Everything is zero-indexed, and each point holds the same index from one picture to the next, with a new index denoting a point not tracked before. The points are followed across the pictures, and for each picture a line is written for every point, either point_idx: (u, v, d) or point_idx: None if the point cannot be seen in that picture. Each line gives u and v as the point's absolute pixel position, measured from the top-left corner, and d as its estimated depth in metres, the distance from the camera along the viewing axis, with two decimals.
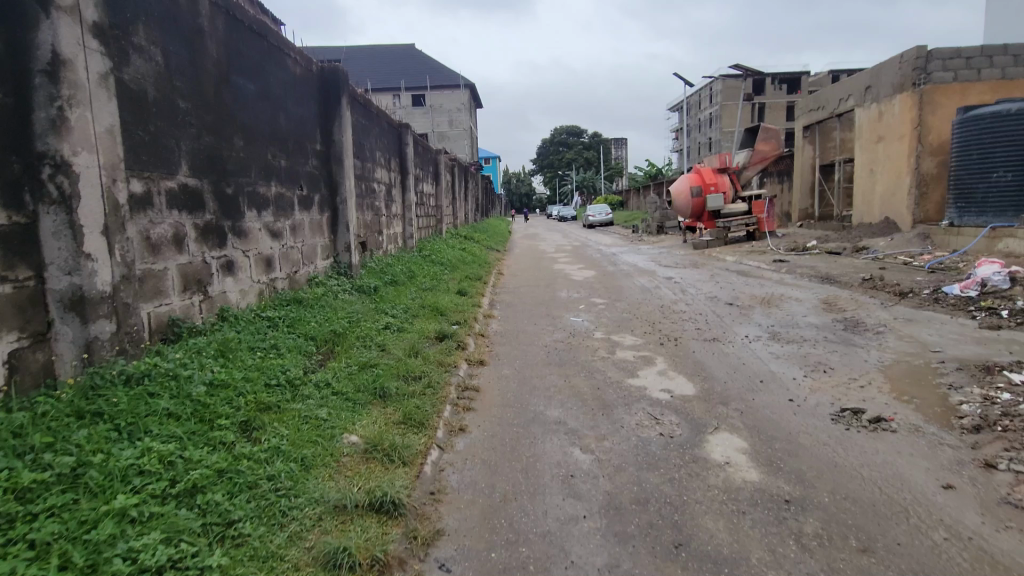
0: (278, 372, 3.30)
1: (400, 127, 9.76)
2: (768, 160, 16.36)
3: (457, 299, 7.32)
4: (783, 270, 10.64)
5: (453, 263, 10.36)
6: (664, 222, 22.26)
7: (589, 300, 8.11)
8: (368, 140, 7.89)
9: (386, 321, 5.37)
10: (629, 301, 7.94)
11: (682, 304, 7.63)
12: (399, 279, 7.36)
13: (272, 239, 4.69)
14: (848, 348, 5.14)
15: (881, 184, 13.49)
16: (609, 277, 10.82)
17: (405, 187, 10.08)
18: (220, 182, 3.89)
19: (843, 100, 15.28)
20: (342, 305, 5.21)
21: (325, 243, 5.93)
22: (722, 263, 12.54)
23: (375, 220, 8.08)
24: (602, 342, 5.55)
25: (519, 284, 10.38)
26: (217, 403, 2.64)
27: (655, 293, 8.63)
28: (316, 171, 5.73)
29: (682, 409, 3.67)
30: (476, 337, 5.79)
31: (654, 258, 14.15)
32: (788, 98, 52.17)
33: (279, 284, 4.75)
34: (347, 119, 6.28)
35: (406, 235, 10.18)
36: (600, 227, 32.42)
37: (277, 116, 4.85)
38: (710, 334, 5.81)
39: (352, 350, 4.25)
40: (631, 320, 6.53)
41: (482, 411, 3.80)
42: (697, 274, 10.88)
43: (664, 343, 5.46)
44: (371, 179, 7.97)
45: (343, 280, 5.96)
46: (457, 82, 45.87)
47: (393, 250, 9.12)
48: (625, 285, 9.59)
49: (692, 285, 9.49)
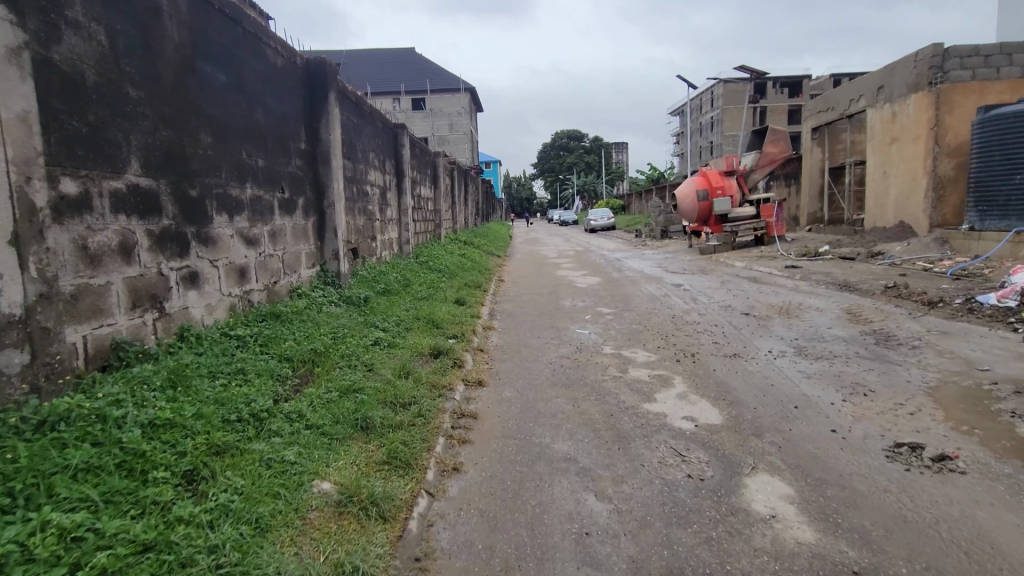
0: (241, 403, 2.83)
1: (396, 127, 9.30)
2: (776, 163, 15.91)
3: (454, 310, 6.85)
4: (797, 277, 10.16)
5: (452, 270, 9.90)
6: (669, 226, 21.78)
7: (595, 309, 7.64)
8: (361, 140, 7.43)
9: (375, 336, 4.90)
10: (638, 310, 7.47)
11: (695, 314, 7.16)
12: (392, 289, 6.88)
13: (247, 246, 4.22)
14: (885, 366, 4.66)
15: (895, 187, 13.01)
16: (615, 284, 10.35)
17: (402, 191, 9.62)
18: (183, 183, 3.43)
19: (853, 101, 14.84)
20: (327, 319, 4.74)
21: (310, 250, 5.46)
22: (731, 269, 12.06)
23: (368, 225, 7.62)
24: (613, 358, 5.07)
25: (520, 291, 9.91)
26: (153, 450, 2.17)
27: (665, 302, 8.16)
28: (300, 172, 5.27)
29: (709, 442, 3.20)
30: (474, 353, 5.31)
31: (660, 263, 13.69)
32: (791, 102, 51.78)
33: (254, 297, 4.27)
34: (335, 117, 5.82)
35: (403, 240, 9.72)
36: (603, 231, 31.96)
37: (254, 111, 4.39)
38: (729, 348, 5.34)
39: (334, 373, 3.78)
40: (642, 333, 6.05)
41: (481, 444, 3.32)
42: (707, 281, 10.40)
43: (681, 360, 4.98)
44: (364, 182, 7.51)
45: (330, 291, 5.48)
46: (457, 86, 45.50)
47: (388, 257, 8.65)
48: (632, 293, 9.11)
49: (703, 293, 9.01)
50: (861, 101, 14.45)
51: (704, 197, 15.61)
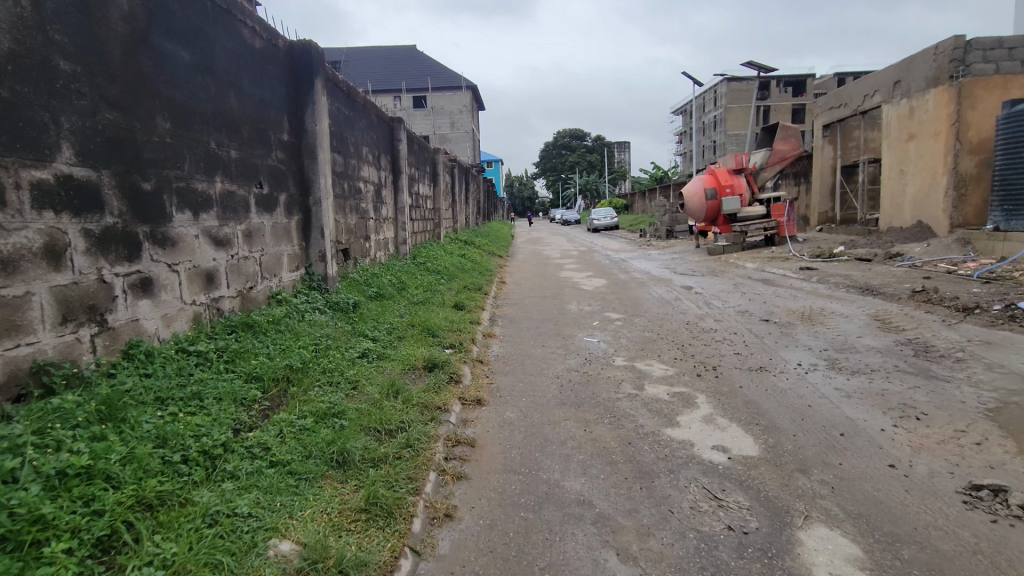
0: (190, 438, 2.36)
1: (392, 122, 8.82)
2: (787, 161, 15.38)
3: (452, 315, 6.37)
4: (813, 279, 9.66)
5: (451, 272, 9.40)
6: (674, 225, 21.27)
7: (603, 315, 7.15)
8: (353, 134, 6.95)
9: (363, 347, 4.43)
10: (649, 316, 6.98)
11: (711, 320, 6.66)
12: (386, 294, 6.40)
13: (217, 248, 3.74)
14: (932, 382, 4.17)
15: (912, 185, 12.51)
16: (623, 286, 9.86)
17: (398, 189, 9.13)
18: (134, 174, 2.95)
19: (867, 96, 14.32)
20: (309, 329, 4.26)
21: (294, 251, 4.97)
22: (742, 270, 11.58)
23: (361, 225, 7.13)
24: (625, 371, 4.59)
25: (523, 294, 9.42)
26: (56, 513, 1.70)
27: (677, 306, 7.68)
28: (281, 165, 4.78)
29: (749, 481, 2.71)
30: (472, 365, 4.83)
31: (667, 264, 13.22)
32: (795, 101, 51.22)
33: (225, 305, 3.79)
34: (323, 106, 5.33)
35: (400, 241, 9.24)
36: (606, 231, 31.49)
37: (225, 95, 3.90)
38: (754, 360, 4.85)
39: (312, 395, 3.31)
40: (656, 342, 5.57)
41: (478, 480, 2.84)
42: (719, 284, 9.91)
43: (701, 374, 4.50)
44: (356, 179, 7.02)
45: (316, 297, 5.01)
46: (457, 84, 45.02)
47: (383, 258, 8.17)
48: (641, 297, 8.62)
49: (716, 297, 8.52)
50: (876, 97, 13.93)
51: (713, 196, 15.09)
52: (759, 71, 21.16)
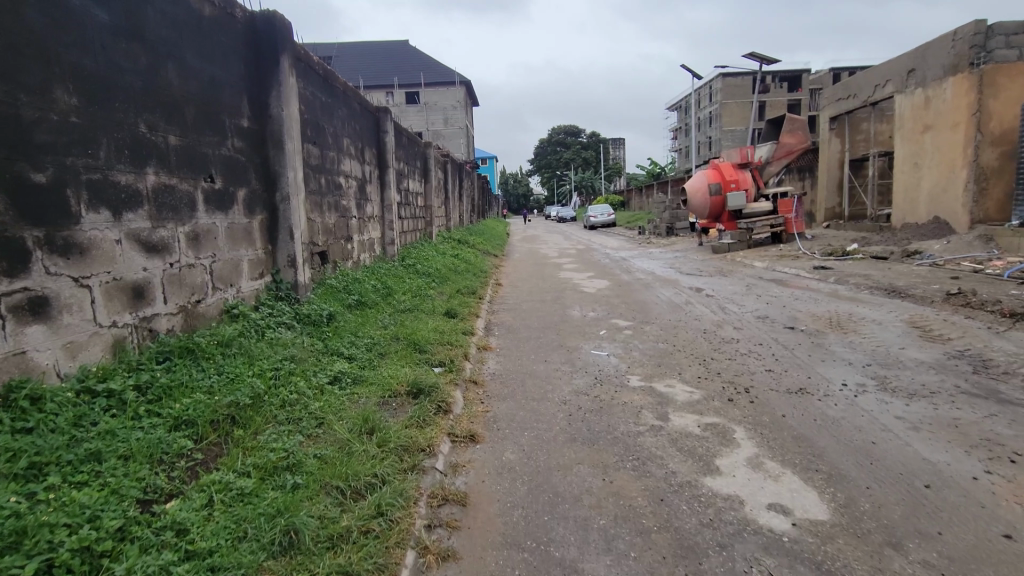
0: (63, 531, 1.70)
1: (378, 111, 8.12)
2: (794, 154, 14.76)
3: (441, 324, 5.71)
4: (831, 280, 9.01)
5: (442, 275, 8.70)
6: (675, 222, 20.62)
7: (609, 322, 6.47)
8: (332, 123, 6.24)
9: (335, 371, 3.75)
10: (661, 324, 6.31)
11: (730, 328, 6.00)
12: (368, 302, 5.72)
13: (150, 254, 3.06)
14: (1008, 408, 3.52)
15: (928, 179, 11.89)
16: (627, 288, 9.19)
17: (385, 185, 8.42)
18: (19, 162, 2.28)
19: (878, 87, 13.68)
20: (269, 351, 3.58)
21: (256, 256, 4.28)
22: (752, 270, 10.94)
23: (341, 224, 6.43)
24: (643, 395, 3.92)
25: (520, 297, 8.74)
26: None
27: (689, 311, 7.02)
28: (239, 155, 4.08)
29: (829, 566, 2.05)
30: (464, 388, 4.16)
31: (671, 264, 12.61)
32: (792, 96, 50.60)
33: (160, 324, 3.11)
34: (291, 89, 4.63)
35: (387, 242, 8.52)
36: (603, 228, 30.82)
37: (162, 68, 3.21)
38: (790, 378, 4.20)
39: (260, 442, 2.64)
40: (673, 357, 4.90)
41: (470, 562, 2.17)
42: (731, 285, 9.25)
43: (733, 397, 3.84)
44: (336, 173, 6.31)
45: (283, 310, 4.31)
46: (451, 79, 44.26)
47: (368, 261, 7.47)
48: (648, 300, 7.95)
49: (729, 300, 7.85)
50: (888, 87, 13.29)
51: (717, 191, 14.49)
52: (762, 62, 20.47)
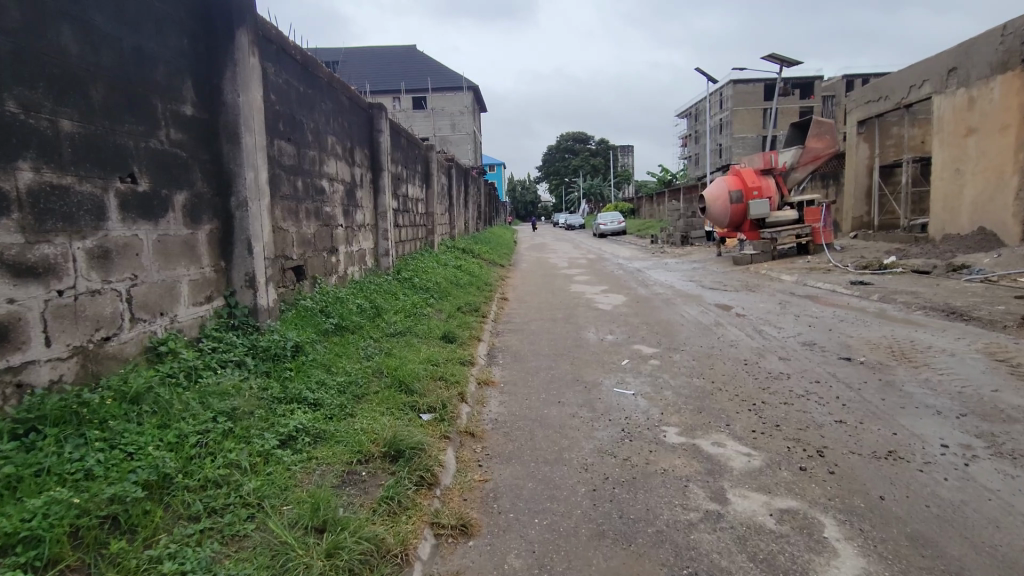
0: None
1: (371, 109, 7.33)
2: (820, 159, 13.89)
3: (435, 353, 4.85)
4: (874, 298, 8.10)
5: (441, 289, 7.83)
6: (689, 232, 19.71)
7: (632, 349, 5.58)
8: (313, 118, 5.42)
9: (291, 428, 2.90)
10: (692, 352, 5.42)
11: (774, 359, 5.10)
12: (350, 326, 4.86)
13: (22, 282, 2.24)
14: None
15: (971, 187, 10.97)
16: (646, 305, 8.30)
17: (379, 190, 7.57)
18: None
19: (913, 88, 12.80)
20: (200, 404, 2.73)
21: (201, 276, 3.45)
22: (781, 284, 10.03)
23: (323, 235, 5.59)
24: (686, 459, 3.04)
25: (528, 315, 7.88)
26: None
27: (722, 336, 6.12)
28: (177, 150, 3.27)
29: None
30: (458, 445, 3.31)
31: (690, 277, 11.71)
32: (805, 103, 49.63)
33: (38, 376, 2.29)
34: (252, 72, 3.82)
35: (380, 253, 7.68)
36: (612, 237, 29.92)
37: (50, 30, 2.41)
38: (871, 435, 3.30)
39: (144, 562, 1.80)
40: (714, 400, 4.01)
41: None
42: (762, 302, 8.35)
43: (806, 465, 2.95)
44: (317, 176, 5.48)
45: (234, 343, 3.46)
46: (459, 84, 43.57)
47: (356, 274, 6.63)
48: (673, 320, 7.07)
49: (764, 321, 6.96)
50: (924, 88, 12.39)
51: (738, 199, 13.61)
52: (780, 65, 19.62)
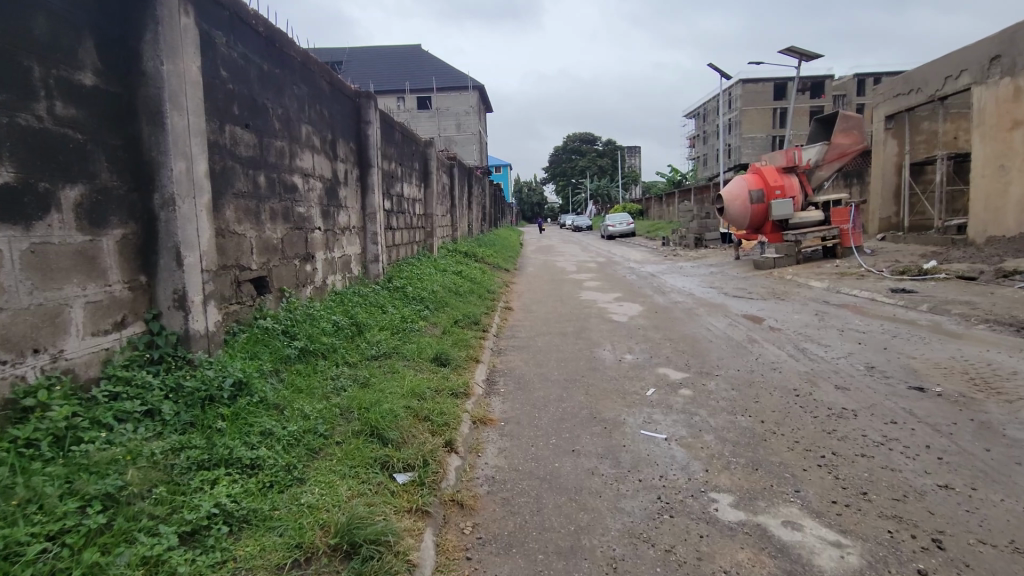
0: None
1: (358, 98, 6.53)
2: (847, 156, 13.00)
3: (422, 382, 4.02)
4: (923, 309, 7.22)
5: (437, 299, 7.00)
6: (703, 234, 18.81)
7: (657, 374, 4.73)
8: (282, 104, 4.61)
9: (202, 513, 2.07)
10: (728, 379, 4.56)
11: (830, 389, 4.24)
12: (319, 349, 4.03)
13: None
14: None
15: (1019, 185, 10.08)
16: (666, 317, 7.44)
17: (367, 189, 6.75)
18: None
19: (950, 79, 11.90)
20: (64, 488, 1.92)
21: (107, 296, 2.65)
22: (813, 292, 9.15)
23: (294, 240, 4.77)
24: (754, 554, 2.21)
25: (534, 327, 7.06)
26: None
27: (760, 356, 5.26)
28: (67, 131, 2.46)
29: None
30: (440, 525, 2.49)
31: (709, 283, 10.86)
32: (817, 103, 48.60)
33: None
34: (185, 35, 3.02)
35: (368, 259, 6.84)
36: (621, 239, 29.07)
37: None
38: (998, 512, 2.45)
39: None
40: (771, 451, 3.17)
41: None
42: (796, 312, 7.49)
43: (924, 565, 2.11)
44: (287, 171, 4.66)
45: (148, 385, 2.64)
46: (464, 84, 42.78)
47: (339, 284, 5.82)
48: (699, 335, 6.20)
49: (805, 336, 6.09)
50: (963, 78, 11.51)
51: (759, 199, 12.79)
52: (799, 59, 18.72)
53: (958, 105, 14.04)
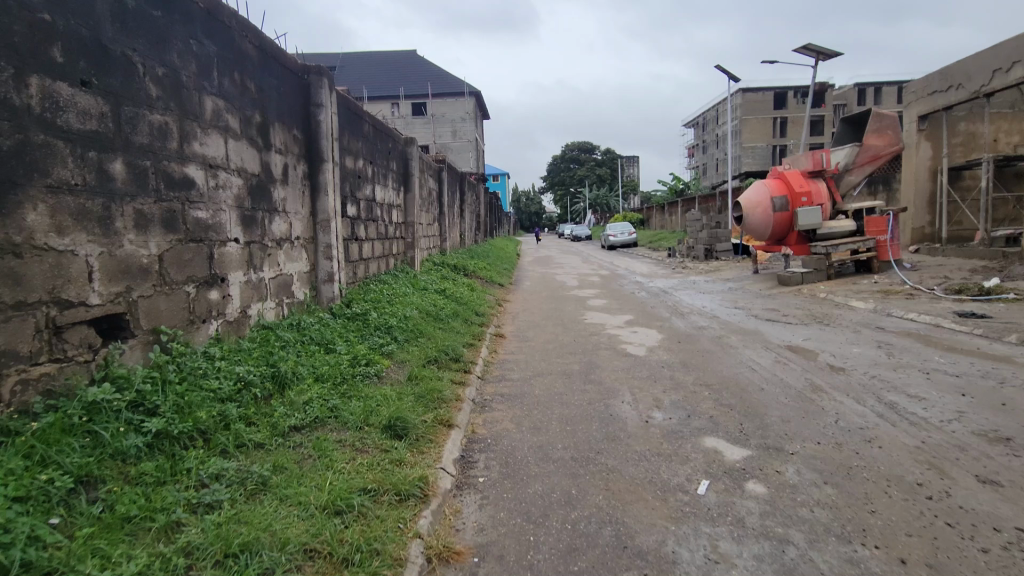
0: None
1: (308, 73, 5.15)
2: (880, 160, 11.63)
3: (354, 482, 2.61)
4: (1014, 341, 5.81)
5: (408, 328, 5.56)
6: (714, 245, 17.39)
7: (705, 452, 3.27)
8: (165, 61, 3.19)
9: None
10: (813, 461, 3.12)
11: (974, 486, 2.81)
12: (195, 425, 2.62)
13: None
14: None
15: None
16: (694, 350, 6.00)
17: (319, 189, 5.34)
18: None
19: (999, 72, 10.63)
20: None
21: None
22: (861, 316, 7.76)
23: (186, 258, 3.34)
24: None
25: (530, 363, 5.64)
26: None
27: (841, 417, 3.81)
28: None
29: None
30: None
31: (733, 302, 9.46)
32: (820, 111, 47.54)
33: None
34: None
35: (320, 278, 5.40)
36: (624, 249, 27.76)
37: None
38: None
39: None
40: None
41: None
42: (853, 345, 6.08)
43: None
44: (174, 158, 3.25)
45: None
46: (460, 90, 41.62)
47: (271, 313, 4.39)
48: (745, 381, 4.76)
49: (883, 381, 4.65)
50: (1014, 71, 10.24)
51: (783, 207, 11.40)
52: (816, 58, 17.41)
53: (998, 104, 12.73)
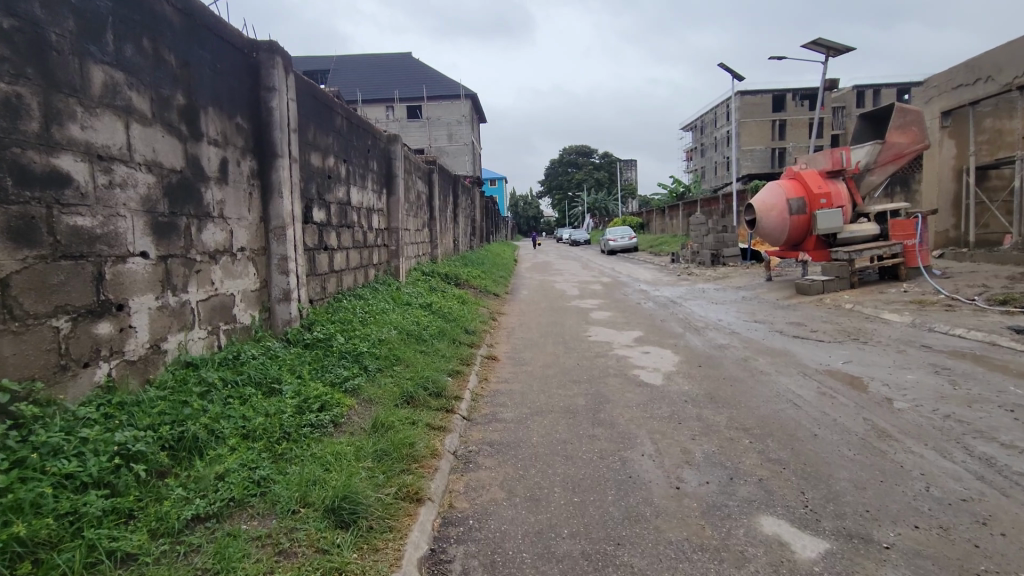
0: None
1: (253, 52, 4.28)
2: (904, 159, 10.74)
3: None
4: None
5: (381, 355, 4.65)
6: (722, 250, 16.50)
7: (766, 545, 2.38)
8: (17, 10, 2.30)
9: None
10: (920, 564, 2.23)
11: None
12: (14, 544, 1.75)
13: None
14: None
15: None
16: (720, 377, 5.09)
17: (270, 190, 4.44)
18: None
19: None
20: None
21: None
22: (901, 332, 6.87)
23: (54, 281, 2.44)
24: None
25: (526, 396, 4.73)
26: None
27: (932, 483, 2.91)
28: None
29: None
30: None
31: (751, 314, 8.58)
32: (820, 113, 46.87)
33: None
34: None
35: (274, 297, 4.50)
36: (625, 254, 26.87)
37: None
38: None
39: None
40: None
41: None
42: (904, 369, 5.19)
43: None
44: (31, 143, 2.35)
45: None
46: (456, 92, 40.79)
47: (199, 344, 3.48)
48: (792, 422, 3.84)
49: (964, 424, 3.75)
50: None
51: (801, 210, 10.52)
52: (827, 54, 16.58)
53: None
